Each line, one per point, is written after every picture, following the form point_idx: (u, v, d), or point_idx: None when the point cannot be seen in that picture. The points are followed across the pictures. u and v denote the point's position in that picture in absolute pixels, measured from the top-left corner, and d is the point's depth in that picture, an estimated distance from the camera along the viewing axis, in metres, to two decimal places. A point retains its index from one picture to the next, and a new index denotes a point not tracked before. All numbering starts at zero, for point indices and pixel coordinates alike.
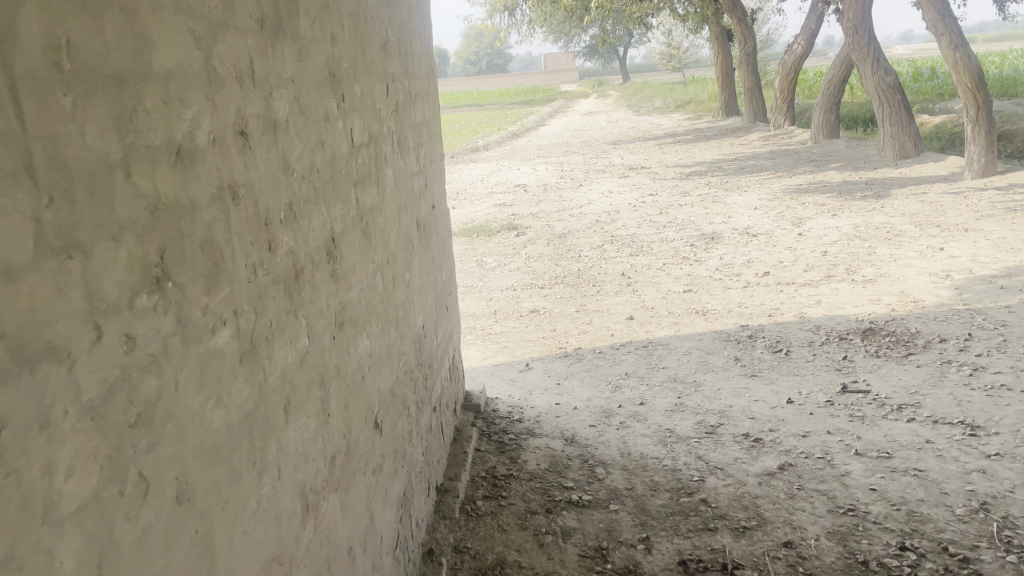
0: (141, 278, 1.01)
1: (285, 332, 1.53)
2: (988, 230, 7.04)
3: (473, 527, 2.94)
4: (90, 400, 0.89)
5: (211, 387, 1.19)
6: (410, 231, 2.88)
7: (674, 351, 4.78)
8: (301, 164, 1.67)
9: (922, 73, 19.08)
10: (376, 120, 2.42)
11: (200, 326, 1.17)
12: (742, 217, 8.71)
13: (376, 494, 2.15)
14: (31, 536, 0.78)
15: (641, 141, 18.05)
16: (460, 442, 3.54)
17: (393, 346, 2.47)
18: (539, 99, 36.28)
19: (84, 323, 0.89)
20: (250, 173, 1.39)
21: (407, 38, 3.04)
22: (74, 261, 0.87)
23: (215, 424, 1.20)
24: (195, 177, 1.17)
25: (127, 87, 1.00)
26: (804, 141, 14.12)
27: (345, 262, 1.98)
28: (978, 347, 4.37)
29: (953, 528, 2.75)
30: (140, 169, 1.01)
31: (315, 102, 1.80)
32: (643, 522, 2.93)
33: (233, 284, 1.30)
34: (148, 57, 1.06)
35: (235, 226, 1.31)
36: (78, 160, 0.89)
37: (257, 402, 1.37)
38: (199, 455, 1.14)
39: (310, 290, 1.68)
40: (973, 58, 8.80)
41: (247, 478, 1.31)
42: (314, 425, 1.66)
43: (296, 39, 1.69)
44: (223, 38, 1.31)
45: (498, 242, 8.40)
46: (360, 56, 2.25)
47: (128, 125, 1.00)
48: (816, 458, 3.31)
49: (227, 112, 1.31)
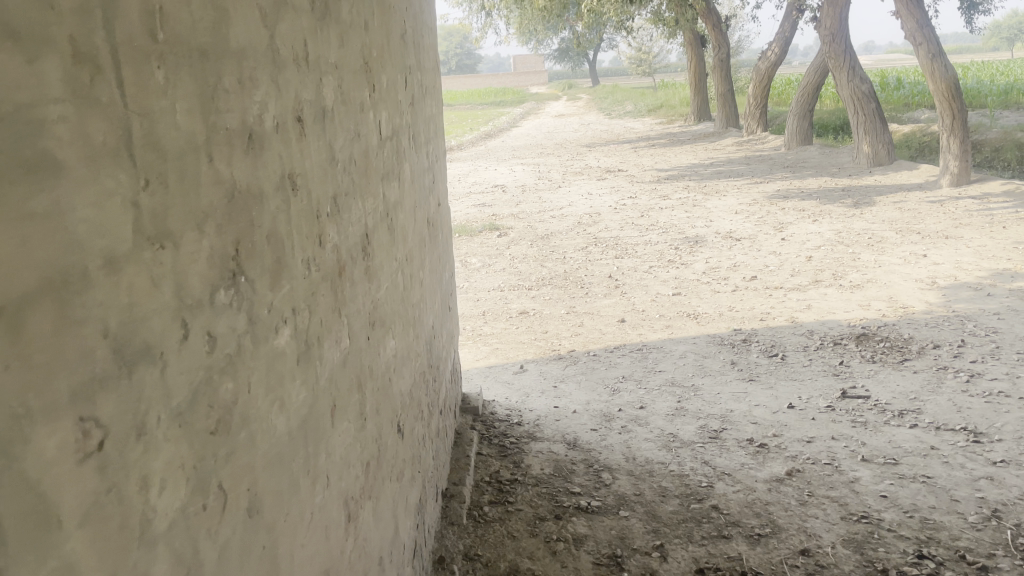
0: (220, 271, 0.92)
1: (331, 332, 1.44)
2: (967, 238, 7.12)
3: (482, 534, 2.86)
4: (178, 406, 0.81)
5: (275, 390, 1.10)
6: (422, 229, 2.78)
7: (670, 355, 4.75)
8: (343, 155, 1.59)
9: (890, 82, 19.37)
10: (397, 113, 2.34)
11: (267, 324, 1.09)
12: (723, 221, 8.72)
13: (399, 502, 2.06)
14: (129, 558, 0.70)
15: (614, 143, 18.04)
16: (461, 446, 3.45)
17: (412, 347, 2.38)
18: (509, 100, 36.15)
19: (173, 321, 0.81)
20: (304, 161, 1.30)
21: (419, 28, 2.95)
22: (165, 252, 0.79)
23: (279, 430, 1.11)
24: (262, 163, 1.09)
25: (209, 62, 0.91)
26: (777, 147, 14.21)
27: (376, 259, 1.90)
28: (971, 353, 4.40)
29: (968, 536, 2.73)
30: (220, 152, 0.93)
31: (354, 90, 1.72)
32: (655, 529, 2.88)
33: (292, 279, 1.21)
34: (226, 32, 0.97)
35: (294, 216, 1.22)
36: (169, 140, 0.80)
37: (311, 405, 1.29)
38: (268, 462, 1.06)
39: (350, 287, 1.60)
40: (950, 68, 8.88)
41: (304, 488, 1.22)
42: (353, 430, 1.57)
43: (339, 24, 1.60)
44: (283, 17, 1.22)
45: (480, 242, 8.29)
46: (386, 45, 2.17)
47: (211, 104, 0.91)
48: (823, 465, 3.29)
49: (288, 97, 1.22)
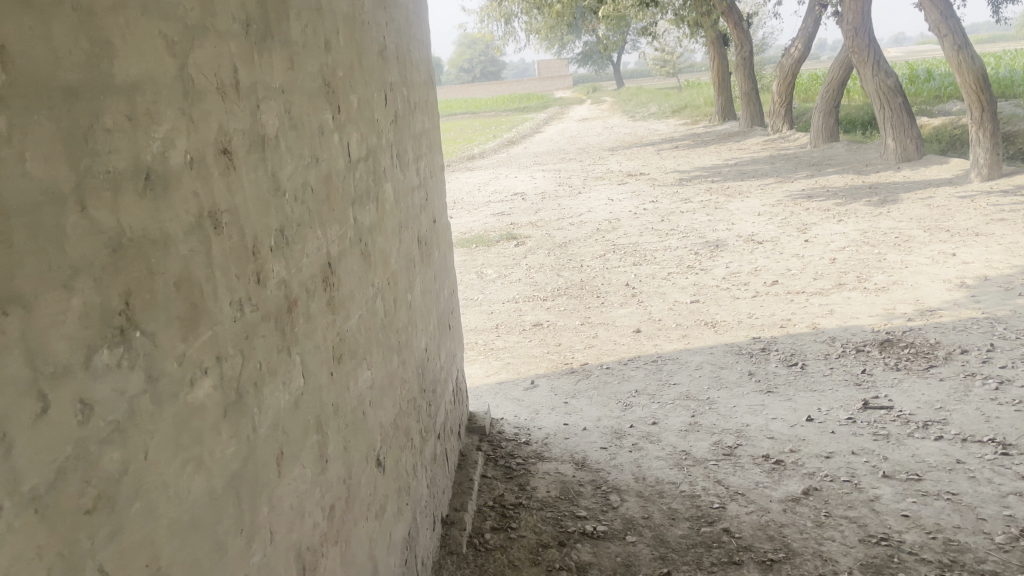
0: (100, 330, 0.84)
1: (276, 375, 1.35)
2: (999, 234, 6.87)
3: (482, 563, 2.75)
4: (32, 489, 0.73)
5: (189, 450, 1.02)
6: (410, 249, 2.69)
7: (685, 366, 4.62)
8: (292, 184, 1.50)
9: (920, 75, 18.90)
10: (374, 133, 2.25)
11: (177, 379, 1.00)
12: (745, 224, 8.53)
13: (380, 539, 1.96)
14: None
15: (638, 146, 17.85)
16: (465, 469, 3.35)
17: (396, 375, 2.29)
18: (533, 106, 35.99)
19: (23, 393, 0.73)
20: (234, 196, 1.21)
21: (406, 44, 2.87)
22: (11, 319, 0.71)
23: (195, 492, 1.02)
24: (168, 204, 1.00)
25: (81, 102, 0.83)
26: (803, 144, 13.93)
27: (343, 289, 1.80)
28: (1002, 358, 4.21)
29: (995, 558, 2.57)
30: (98, 199, 0.85)
31: (308, 114, 1.63)
32: (662, 555, 2.75)
33: (215, 325, 1.12)
34: (111, 68, 0.89)
35: (217, 258, 1.13)
36: (13, 195, 0.73)
37: (246, 458, 1.20)
38: (175, 533, 0.97)
39: (304, 324, 1.51)
40: (977, 59, 8.61)
41: (235, 549, 1.13)
42: (309, 475, 1.48)
43: (287, 45, 1.52)
44: (202, 43, 1.13)
45: (497, 252, 8.21)
46: (357, 64, 2.08)
47: (82, 148, 0.83)
48: (842, 482, 3.15)
49: (207, 128, 1.13)
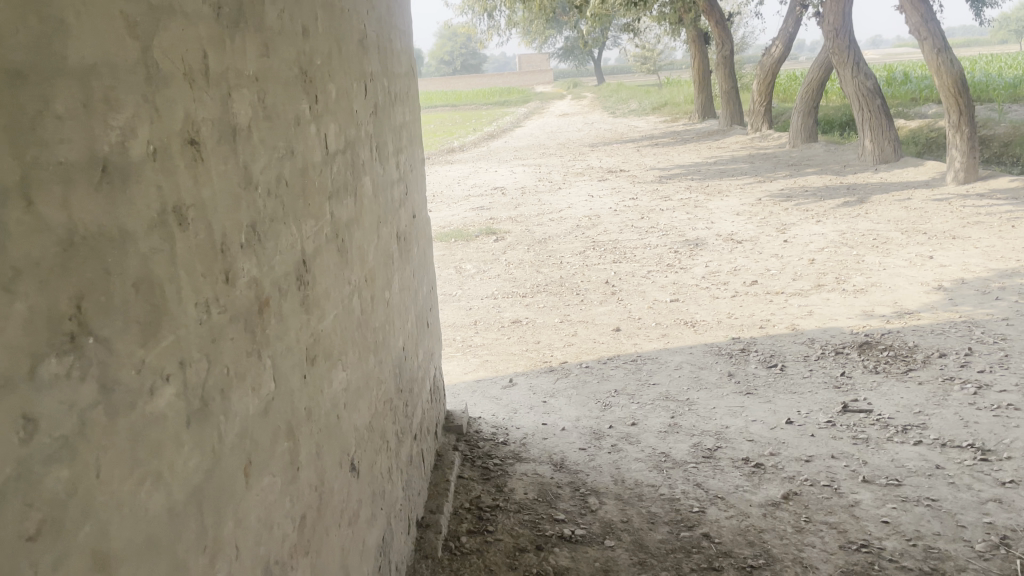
0: (46, 336, 0.77)
1: (244, 379, 1.27)
2: (976, 238, 6.90)
3: (457, 568, 2.68)
4: None
5: (147, 463, 0.94)
6: (388, 245, 2.61)
7: (665, 366, 4.59)
8: (265, 177, 1.42)
9: (899, 77, 19.01)
10: (352, 125, 2.17)
11: (135, 387, 0.92)
12: (725, 223, 8.52)
13: (352, 547, 1.89)
14: None
15: (619, 143, 17.82)
16: (442, 469, 3.28)
17: (371, 375, 2.21)
18: (513, 100, 35.84)
19: None
20: (201, 190, 1.13)
21: (387, 34, 2.78)
22: None
23: (153, 509, 0.95)
24: (126, 199, 0.92)
25: (27, 86, 0.75)
26: (782, 144, 13.96)
27: (318, 287, 1.73)
28: (979, 362, 4.20)
29: (975, 566, 2.54)
30: (45, 194, 0.77)
31: (283, 105, 1.55)
32: (641, 561, 2.70)
33: (178, 329, 1.04)
34: (64, 49, 0.81)
35: (181, 256, 1.05)
36: None
37: (210, 470, 1.12)
38: (130, 554, 0.89)
39: (275, 325, 1.43)
40: (956, 63, 8.64)
41: (197, 567, 1.06)
42: (279, 484, 1.41)
43: (261, 29, 1.44)
44: (167, 25, 1.05)
45: (476, 248, 8.13)
46: (336, 53, 2.00)
47: (29, 137, 0.75)
48: (822, 487, 3.12)
49: (172, 117, 1.06)
